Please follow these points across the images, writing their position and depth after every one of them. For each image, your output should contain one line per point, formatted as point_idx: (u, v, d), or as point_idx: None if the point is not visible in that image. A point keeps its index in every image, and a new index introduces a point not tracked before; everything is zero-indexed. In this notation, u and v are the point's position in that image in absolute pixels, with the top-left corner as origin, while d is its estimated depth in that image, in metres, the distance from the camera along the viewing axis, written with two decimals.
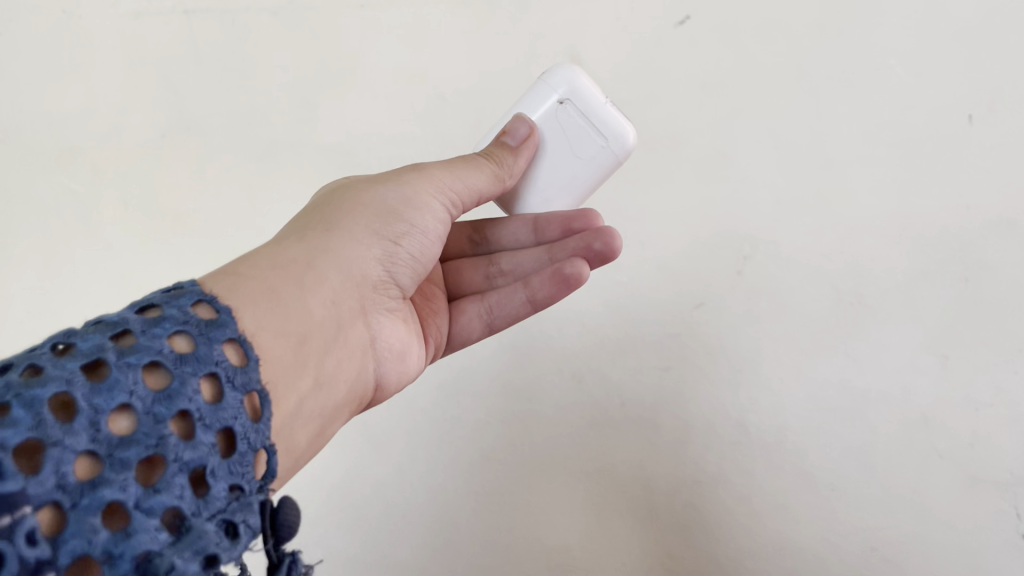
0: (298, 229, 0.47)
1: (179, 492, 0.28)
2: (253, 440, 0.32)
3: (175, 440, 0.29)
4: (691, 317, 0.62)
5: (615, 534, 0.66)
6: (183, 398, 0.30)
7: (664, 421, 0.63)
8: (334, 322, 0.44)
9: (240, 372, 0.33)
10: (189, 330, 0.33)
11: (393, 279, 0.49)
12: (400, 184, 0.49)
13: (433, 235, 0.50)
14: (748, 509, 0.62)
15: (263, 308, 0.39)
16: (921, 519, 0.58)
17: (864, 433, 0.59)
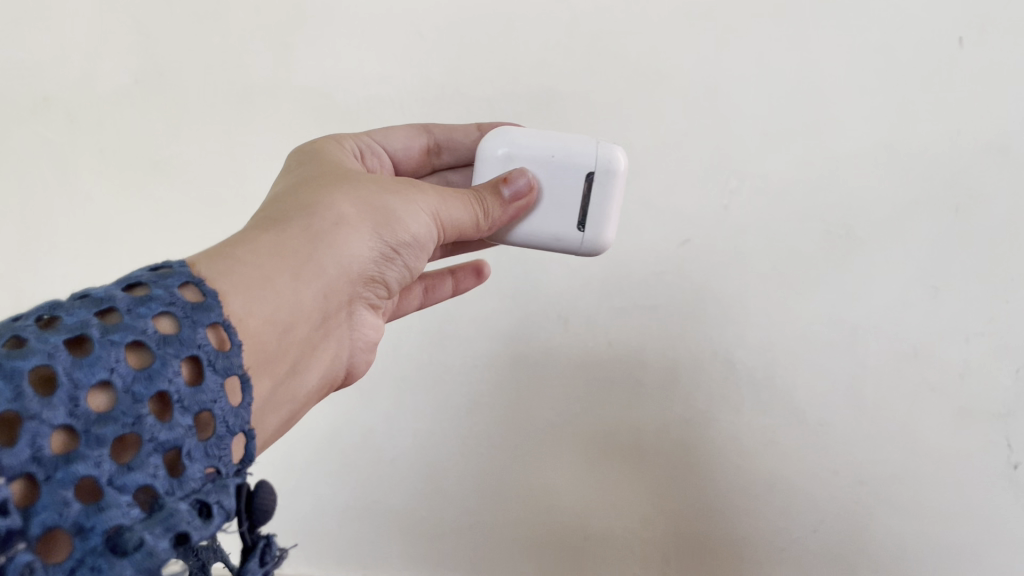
0: (297, 208, 0.41)
1: (152, 471, 0.26)
2: (232, 423, 0.30)
3: (151, 421, 0.27)
4: (677, 254, 0.60)
5: (602, 479, 0.66)
6: (164, 379, 0.28)
7: (652, 362, 0.62)
8: (320, 314, 0.41)
9: (222, 356, 0.30)
10: (175, 311, 0.30)
11: (380, 280, 0.45)
12: (402, 194, 0.44)
13: (418, 251, 0.45)
14: (738, 446, 0.62)
15: (258, 296, 0.35)
16: (912, 452, 0.59)
17: (854, 368, 0.59)
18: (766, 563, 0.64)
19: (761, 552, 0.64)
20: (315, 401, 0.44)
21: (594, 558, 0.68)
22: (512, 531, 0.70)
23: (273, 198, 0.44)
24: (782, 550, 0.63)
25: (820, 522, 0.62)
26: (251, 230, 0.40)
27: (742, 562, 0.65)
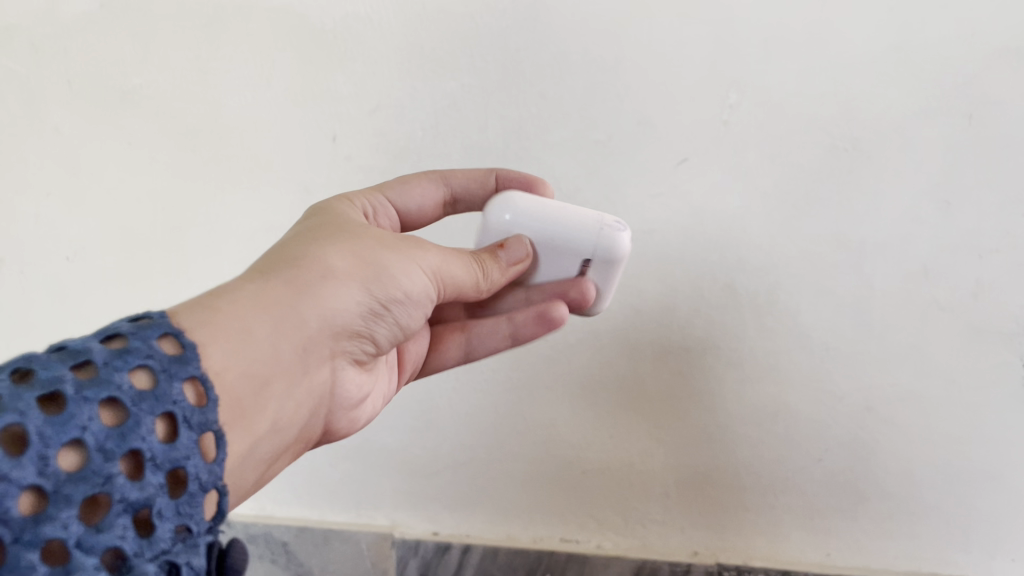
0: (290, 259, 0.40)
1: (121, 532, 0.26)
2: (205, 480, 0.30)
3: (122, 479, 0.27)
4: (673, 173, 0.56)
5: (603, 422, 0.64)
6: (137, 437, 0.28)
7: (648, 291, 0.59)
8: (298, 368, 0.39)
9: (196, 412, 0.31)
10: (152, 364, 0.30)
11: (368, 337, 0.44)
12: (398, 251, 0.43)
13: (416, 311, 0.44)
14: (740, 374, 0.60)
15: (236, 350, 0.35)
16: (921, 376, 0.57)
17: (859, 289, 0.56)
18: (771, 491, 0.63)
19: (766, 480, 0.62)
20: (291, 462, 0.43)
21: (593, 489, 0.67)
22: (508, 466, 0.68)
23: (271, 249, 0.43)
24: (786, 478, 0.62)
25: (825, 451, 0.60)
26: (239, 280, 0.39)
27: (745, 489, 0.63)
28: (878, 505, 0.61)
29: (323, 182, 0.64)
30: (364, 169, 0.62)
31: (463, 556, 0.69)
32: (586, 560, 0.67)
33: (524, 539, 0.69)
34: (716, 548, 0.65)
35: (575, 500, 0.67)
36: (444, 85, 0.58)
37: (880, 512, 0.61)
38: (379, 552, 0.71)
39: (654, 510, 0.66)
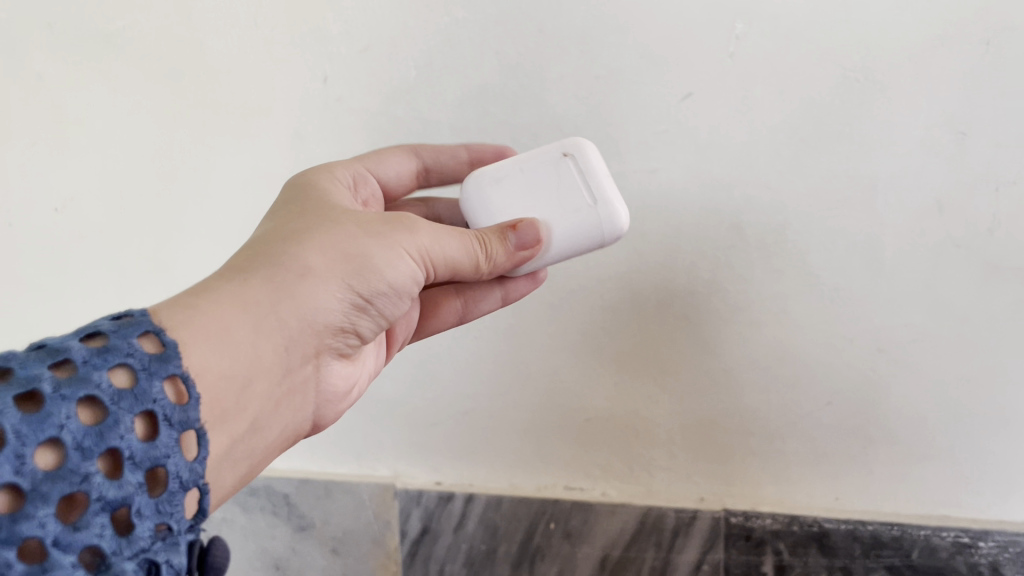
0: (269, 254, 0.41)
1: (99, 530, 0.28)
2: (186, 478, 0.32)
3: (99, 479, 0.29)
4: (678, 110, 0.54)
5: (604, 371, 0.63)
6: (114, 435, 0.30)
7: (651, 233, 0.57)
8: (280, 368, 0.40)
9: (178, 410, 0.32)
10: (132, 363, 0.32)
11: (351, 334, 0.44)
12: (382, 236, 0.42)
13: (403, 294, 0.43)
14: (747, 317, 0.58)
15: (215, 348, 0.36)
16: (935, 315, 0.55)
17: (871, 227, 0.54)
18: (778, 436, 0.61)
19: (774, 425, 0.61)
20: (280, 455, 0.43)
21: (597, 437, 0.65)
22: (510, 415, 0.66)
23: (252, 239, 0.43)
24: (794, 423, 0.60)
25: (835, 396, 0.59)
26: (217, 278, 0.40)
27: (752, 435, 0.62)
28: (889, 449, 0.60)
29: (317, 124, 0.61)
30: (357, 111, 0.60)
31: (466, 506, 0.67)
32: (591, 508, 0.65)
33: (528, 487, 0.68)
34: (721, 494, 0.64)
35: (578, 448, 0.66)
36: (438, 21, 0.55)
37: (893, 457, 0.60)
38: (381, 502, 0.69)
39: (659, 458, 0.64)
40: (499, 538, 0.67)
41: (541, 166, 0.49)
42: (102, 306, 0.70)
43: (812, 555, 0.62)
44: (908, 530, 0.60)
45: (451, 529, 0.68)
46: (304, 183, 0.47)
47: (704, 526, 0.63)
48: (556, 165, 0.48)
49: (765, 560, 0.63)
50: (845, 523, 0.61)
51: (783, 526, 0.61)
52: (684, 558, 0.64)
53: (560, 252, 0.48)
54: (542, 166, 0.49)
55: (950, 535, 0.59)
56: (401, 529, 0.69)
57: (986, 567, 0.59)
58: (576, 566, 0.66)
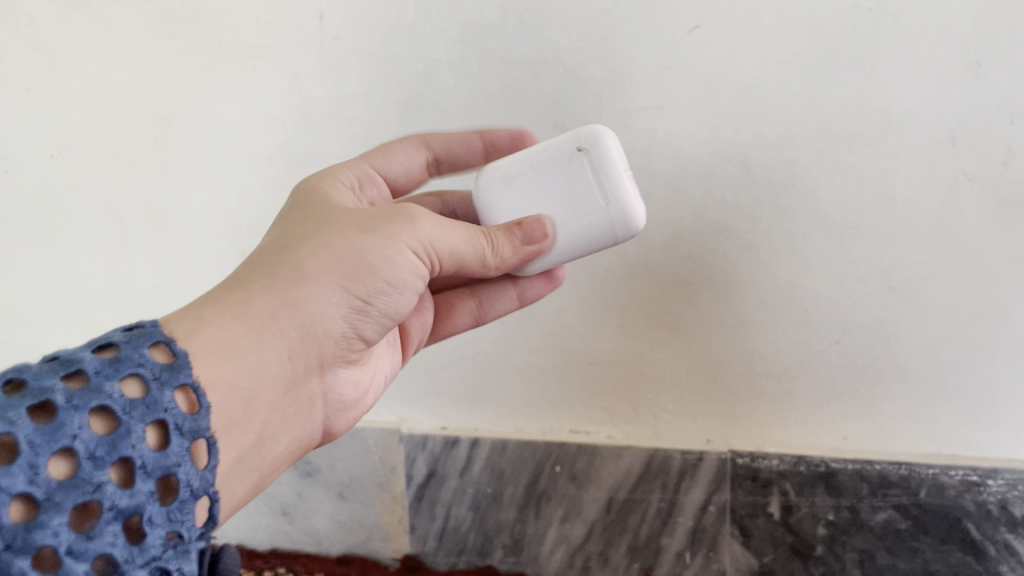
0: (273, 262, 0.41)
1: (111, 539, 0.28)
2: (196, 487, 0.31)
3: (111, 487, 0.28)
4: (684, 44, 0.52)
5: (612, 318, 0.62)
6: (126, 444, 0.29)
7: (658, 171, 0.56)
8: (285, 378, 0.40)
9: (189, 419, 0.32)
10: (143, 373, 0.31)
11: (359, 339, 0.43)
12: (380, 232, 0.41)
13: (408, 293, 0.42)
14: (755, 258, 0.57)
15: (218, 361, 0.36)
16: (947, 252, 0.54)
17: (883, 162, 0.53)
18: (787, 376, 0.60)
19: (782, 365, 0.60)
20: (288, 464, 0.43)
21: (602, 381, 0.64)
22: (515, 359, 0.65)
23: (259, 246, 0.43)
24: (804, 363, 0.60)
25: (844, 334, 0.58)
26: (219, 289, 0.40)
27: (757, 375, 0.61)
28: (898, 388, 0.59)
29: (311, 64, 0.59)
30: (354, 49, 0.57)
31: (471, 451, 0.67)
32: (596, 451, 0.64)
33: (534, 430, 0.67)
34: (727, 435, 0.63)
35: (582, 392, 0.65)
36: None
37: (901, 396, 0.59)
38: (386, 448, 0.68)
39: (665, 401, 0.64)
40: (504, 481, 0.67)
41: (557, 160, 0.46)
42: (101, 255, 0.69)
43: (820, 496, 0.61)
44: (916, 470, 0.59)
45: (457, 473, 0.68)
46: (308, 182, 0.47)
47: (710, 468, 0.62)
48: (571, 159, 0.45)
49: (771, 501, 0.62)
50: (852, 464, 0.60)
51: (790, 466, 0.61)
52: (690, 500, 0.64)
53: (568, 251, 0.47)
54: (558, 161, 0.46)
55: (959, 474, 0.58)
56: (407, 474, 0.69)
57: (995, 505, 0.58)
58: (582, 509, 0.66)
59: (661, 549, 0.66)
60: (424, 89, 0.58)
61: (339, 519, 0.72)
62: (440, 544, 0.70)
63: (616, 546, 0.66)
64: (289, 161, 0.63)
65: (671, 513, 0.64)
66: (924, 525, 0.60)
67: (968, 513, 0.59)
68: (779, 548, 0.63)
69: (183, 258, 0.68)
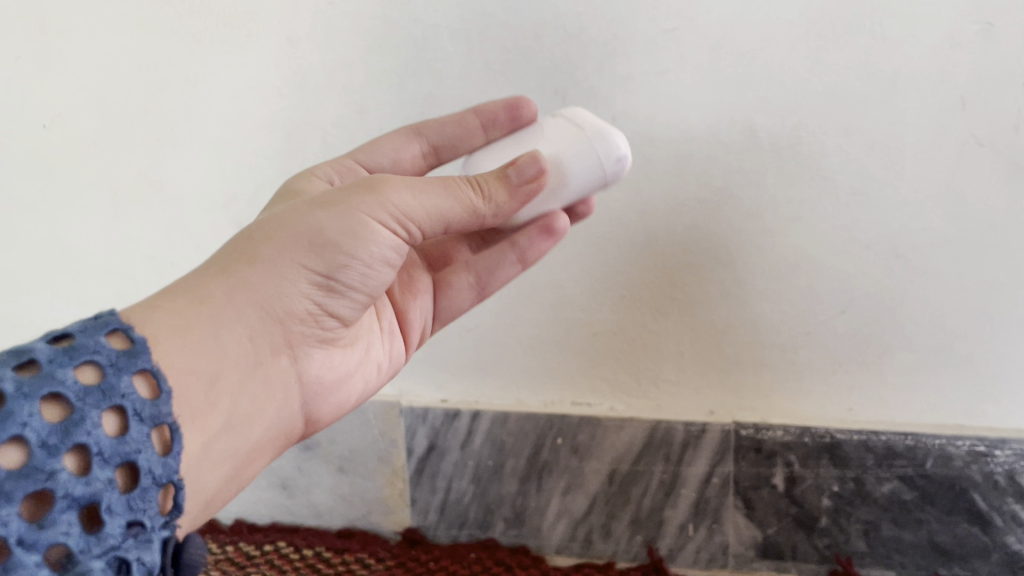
0: (235, 248, 0.40)
1: (66, 528, 0.27)
2: (158, 474, 0.31)
3: (65, 476, 0.28)
4: (689, 6, 0.51)
5: (613, 288, 0.60)
6: (81, 432, 0.28)
7: (661, 138, 0.55)
8: (250, 359, 0.39)
9: (149, 405, 0.31)
10: (99, 359, 0.31)
11: (334, 314, 0.42)
12: (343, 206, 0.39)
13: (380, 264, 0.40)
14: (760, 226, 0.56)
15: (168, 343, 0.35)
16: (956, 218, 0.53)
17: (892, 126, 0.52)
18: (791, 346, 0.59)
19: (786, 335, 0.59)
20: (270, 453, 0.42)
21: (604, 352, 0.63)
22: (515, 331, 0.64)
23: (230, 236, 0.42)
24: (808, 332, 0.59)
25: (849, 303, 0.57)
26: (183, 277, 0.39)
27: (762, 345, 0.60)
28: (906, 358, 0.58)
29: (307, 29, 0.57)
30: (350, 14, 0.56)
31: (472, 424, 0.66)
32: (599, 423, 0.63)
33: (534, 404, 0.66)
34: (731, 407, 0.62)
35: (584, 363, 0.64)
36: None
37: (908, 366, 0.58)
38: (386, 421, 0.67)
39: (668, 370, 0.63)
40: (505, 453, 0.66)
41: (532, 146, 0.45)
42: (95, 226, 0.68)
43: (824, 467, 0.61)
44: (922, 440, 0.58)
45: (457, 447, 0.67)
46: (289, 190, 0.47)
47: (713, 439, 0.62)
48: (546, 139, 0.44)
49: (775, 472, 0.62)
50: (858, 434, 0.59)
51: (795, 438, 0.60)
52: (693, 473, 0.63)
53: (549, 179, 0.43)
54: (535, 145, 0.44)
55: (965, 444, 0.58)
56: (407, 447, 0.68)
57: (1002, 475, 0.57)
58: (584, 482, 0.65)
59: (664, 521, 0.65)
60: (422, 54, 0.57)
61: (340, 493, 0.71)
62: (441, 517, 0.69)
63: (618, 519, 0.66)
64: (285, 129, 0.61)
65: (674, 485, 0.64)
66: (930, 496, 0.59)
67: (974, 484, 0.58)
68: (783, 520, 0.63)
69: (178, 229, 0.67)
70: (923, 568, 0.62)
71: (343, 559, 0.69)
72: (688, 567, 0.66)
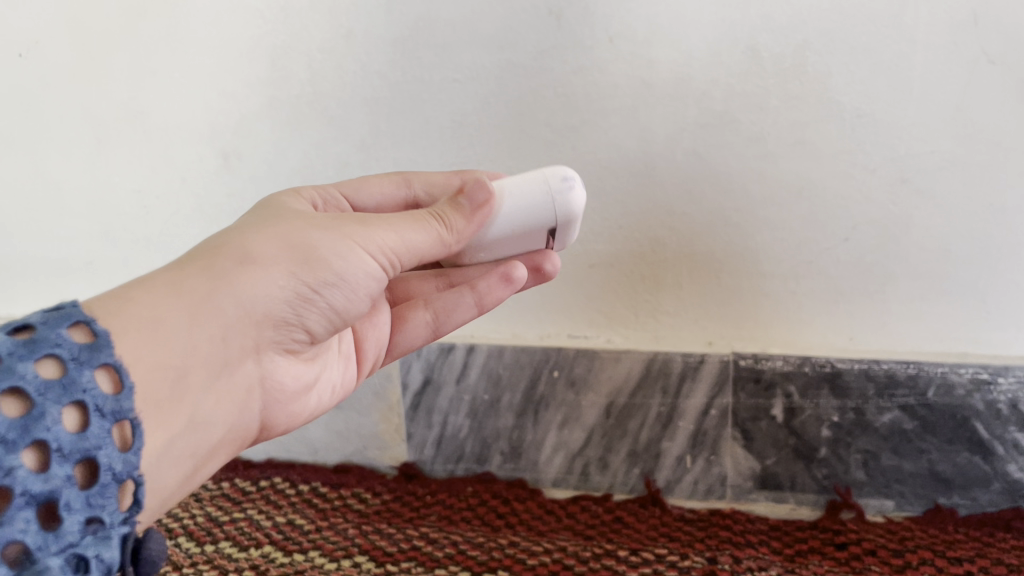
0: (212, 250, 0.38)
1: (23, 525, 0.25)
2: (119, 470, 0.29)
3: (23, 472, 0.26)
4: None
5: (608, 219, 0.58)
6: (40, 427, 0.27)
7: (661, 61, 0.53)
8: (220, 360, 0.37)
9: (110, 399, 0.29)
10: (60, 353, 0.29)
11: (308, 332, 0.41)
12: (335, 231, 0.39)
13: (361, 287, 0.40)
14: (762, 151, 0.54)
15: (144, 340, 0.33)
16: (965, 141, 0.52)
17: (900, 44, 0.50)
18: (791, 276, 0.58)
19: (786, 263, 0.58)
20: (224, 457, 0.39)
21: (603, 282, 0.61)
22: None
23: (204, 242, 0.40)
24: (809, 262, 0.57)
25: (853, 231, 0.56)
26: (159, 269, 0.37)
27: (761, 276, 0.58)
28: (910, 286, 0.57)
29: None
30: None
31: (468, 357, 0.65)
32: (596, 355, 0.62)
33: (531, 337, 0.65)
34: (730, 339, 0.61)
35: (582, 294, 0.62)
36: None
37: (911, 294, 0.57)
38: None
39: (666, 303, 0.61)
40: (502, 387, 0.65)
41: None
42: (76, 162, 0.66)
43: (824, 397, 0.60)
44: (924, 369, 0.57)
45: (453, 380, 0.66)
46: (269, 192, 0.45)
47: (712, 370, 0.61)
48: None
49: (775, 402, 0.61)
50: (858, 364, 0.58)
51: (794, 368, 0.59)
52: (691, 405, 0.62)
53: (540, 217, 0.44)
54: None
55: (969, 372, 0.57)
56: (402, 382, 0.67)
57: (1005, 403, 0.57)
58: (580, 416, 0.65)
59: (661, 453, 0.64)
60: None
61: (336, 428, 0.70)
62: (437, 452, 0.69)
63: (616, 451, 0.65)
64: (269, 55, 0.59)
65: (672, 417, 0.63)
66: (931, 425, 0.59)
67: (976, 412, 0.58)
68: (782, 451, 0.62)
69: (161, 162, 0.64)
70: (922, 497, 0.61)
71: (339, 493, 0.69)
72: (685, 499, 0.66)
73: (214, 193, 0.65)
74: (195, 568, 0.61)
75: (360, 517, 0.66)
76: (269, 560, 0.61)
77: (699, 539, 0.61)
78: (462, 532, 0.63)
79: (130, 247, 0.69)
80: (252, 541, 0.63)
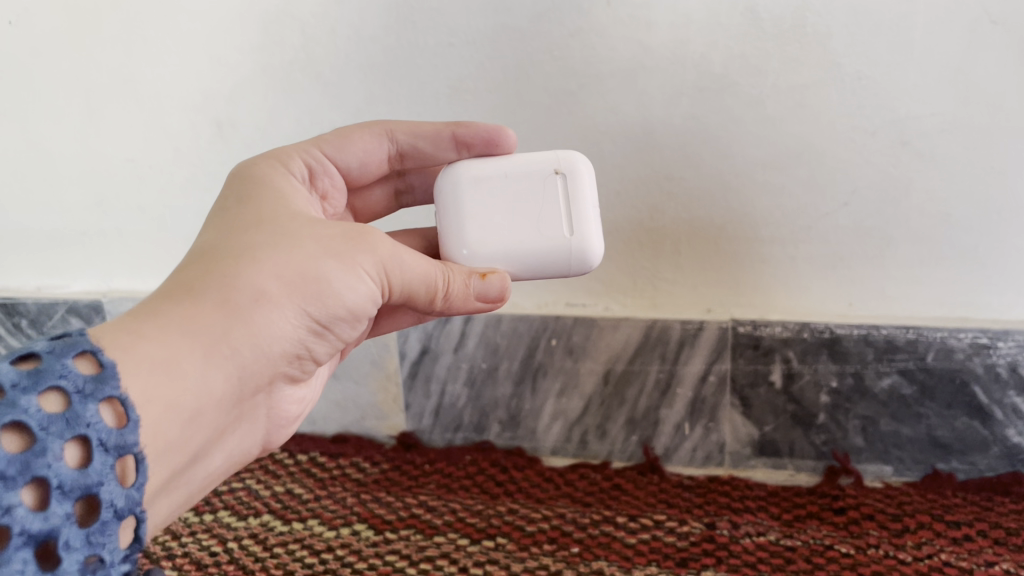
0: (217, 271, 0.36)
1: (20, 566, 0.25)
2: (120, 506, 0.29)
3: (22, 511, 0.25)
4: None
5: (606, 185, 0.58)
6: (41, 464, 0.26)
7: (659, 24, 0.52)
8: (231, 395, 0.36)
9: (114, 434, 0.29)
10: (65, 385, 0.28)
11: (307, 356, 0.40)
12: (344, 259, 0.38)
13: (360, 314, 0.40)
14: (761, 115, 0.54)
15: (161, 383, 0.32)
16: (966, 103, 0.51)
17: (901, 4, 0.49)
18: (791, 241, 0.58)
19: (785, 230, 0.57)
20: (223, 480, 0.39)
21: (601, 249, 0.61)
22: None
23: (199, 248, 0.38)
24: (808, 227, 0.57)
25: (852, 195, 0.55)
26: (163, 293, 0.35)
27: (761, 241, 0.58)
28: (910, 251, 0.57)
29: None
30: None
31: (466, 326, 0.64)
32: (594, 323, 0.62)
33: (528, 306, 0.64)
34: (727, 305, 0.61)
35: None
36: None
37: (911, 258, 0.57)
38: None
39: (664, 271, 0.61)
40: (500, 356, 0.65)
41: (531, 171, 0.44)
42: (70, 132, 0.65)
43: (823, 362, 0.60)
44: (924, 334, 0.57)
45: (451, 349, 0.66)
46: (260, 178, 0.42)
47: (711, 336, 0.60)
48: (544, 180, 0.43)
49: (774, 368, 0.61)
50: (858, 329, 0.58)
51: (794, 333, 0.59)
52: (690, 371, 0.62)
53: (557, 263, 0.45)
54: (529, 162, 0.44)
55: (968, 336, 0.57)
56: (400, 351, 0.67)
57: (1004, 367, 0.57)
58: (578, 384, 0.65)
59: (660, 420, 0.64)
60: None
61: (334, 398, 0.70)
62: (435, 421, 0.69)
63: (613, 419, 0.65)
64: (261, 21, 0.58)
65: (670, 384, 0.63)
66: (930, 390, 0.59)
67: (976, 376, 0.57)
68: (780, 417, 0.62)
69: (155, 131, 0.64)
70: (921, 462, 0.61)
71: (338, 462, 0.69)
72: (684, 467, 0.66)
73: (208, 161, 0.64)
74: (194, 537, 0.61)
75: (358, 486, 0.66)
76: (269, 529, 0.61)
77: (698, 505, 0.61)
78: (460, 500, 0.63)
79: (125, 216, 0.68)
80: (251, 510, 0.63)
